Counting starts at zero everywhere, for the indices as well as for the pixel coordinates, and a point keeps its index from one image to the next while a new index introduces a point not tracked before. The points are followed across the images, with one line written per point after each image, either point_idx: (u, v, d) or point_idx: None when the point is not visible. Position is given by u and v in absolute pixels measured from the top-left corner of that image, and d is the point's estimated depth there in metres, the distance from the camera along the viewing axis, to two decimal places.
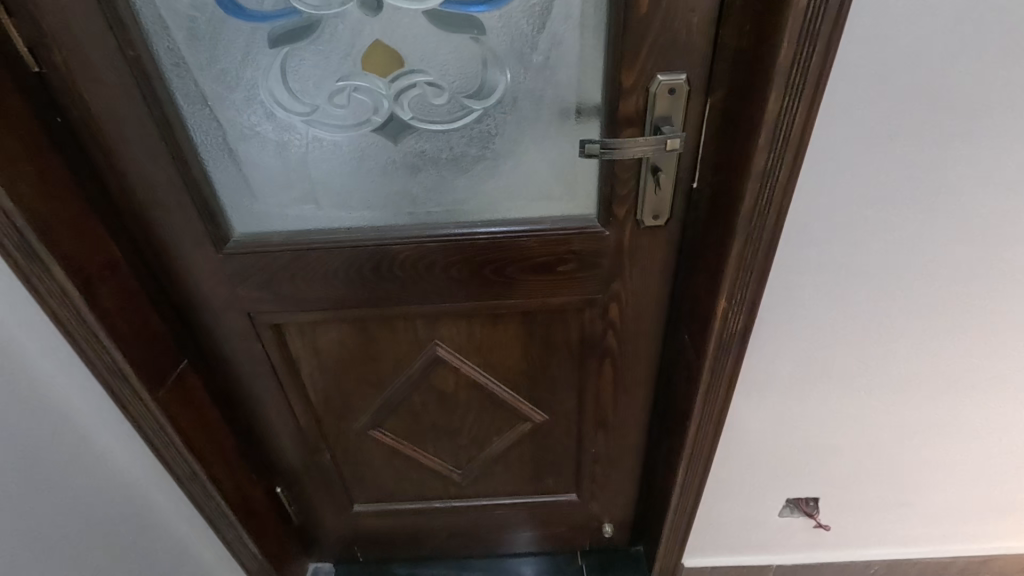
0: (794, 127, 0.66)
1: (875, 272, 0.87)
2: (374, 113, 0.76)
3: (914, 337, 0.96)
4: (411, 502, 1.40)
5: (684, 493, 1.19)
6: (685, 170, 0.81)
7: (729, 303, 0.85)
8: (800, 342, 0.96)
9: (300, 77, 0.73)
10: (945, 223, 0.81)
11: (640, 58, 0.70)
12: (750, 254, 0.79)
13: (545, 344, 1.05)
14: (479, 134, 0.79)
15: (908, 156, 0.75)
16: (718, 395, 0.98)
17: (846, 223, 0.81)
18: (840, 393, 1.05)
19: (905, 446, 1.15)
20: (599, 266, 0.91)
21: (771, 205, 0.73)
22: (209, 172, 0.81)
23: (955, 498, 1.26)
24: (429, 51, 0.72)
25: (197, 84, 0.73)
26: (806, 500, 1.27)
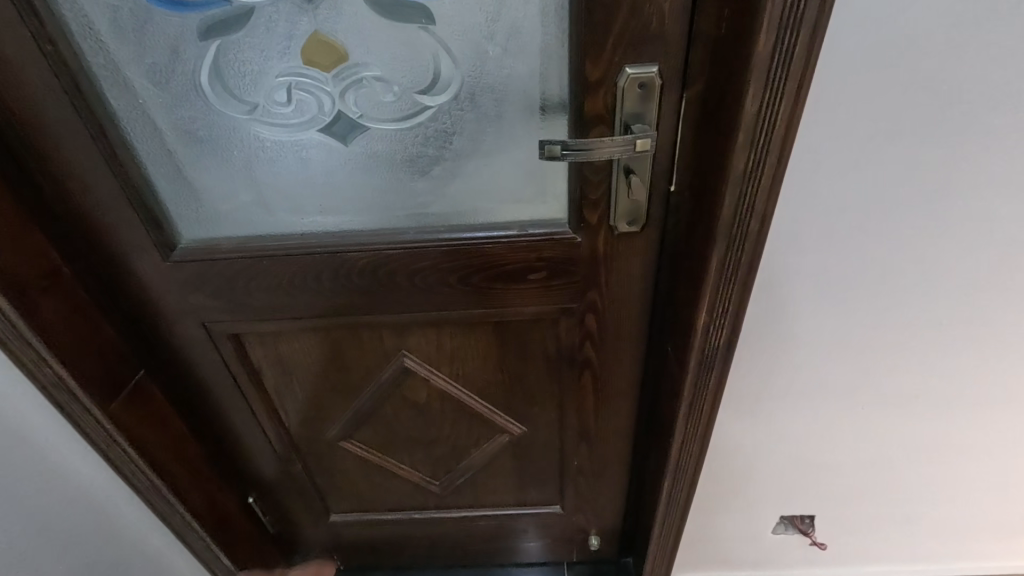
0: (777, 126, 0.59)
1: (873, 282, 0.79)
2: (319, 112, 0.70)
3: (917, 351, 0.88)
4: (390, 513, 1.35)
5: (672, 511, 1.12)
6: (663, 171, 0.74)
7: (710, 314, 0.78)
8: (791, 356, 0.89)
9: (237, 74, 0.67)
10: (951, 229, 0.73)
11: (606, 49, 0.63)
12: (732, 264, 0.72)
13: (520, 355, 0.99)
14: (435, 133, 0.72)
15: (909, 155, 0.67)
16: (703, 411, 0.92)
17: (841, 229, 0.74)
18: (835, 409, 0.98)
19: (907, 463, 1.08)
20: (572, 274, 0.85)
21: (753, 211, 0.66)
22: (149, 175, 0.76)
23: (961, 517, 1.19)
24: (375, 44, 0.66)
25: (128, 81, 0.68)
26: (802, 516, 1.20)
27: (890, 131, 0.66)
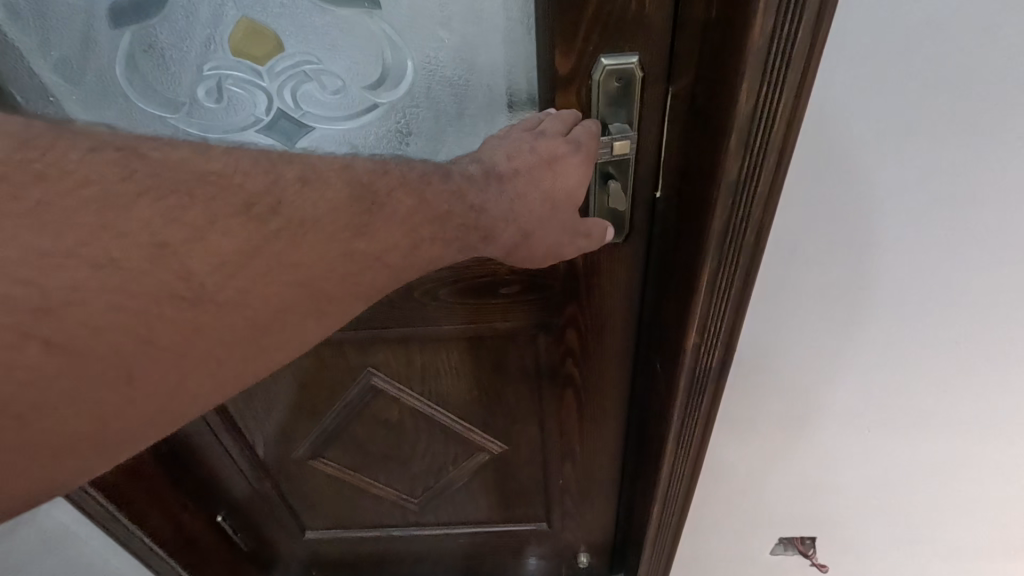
0: (777, 125, 0.50)
1: (887, 299, 0.70)
2: (255, 110, 0.61)
3: (937, 373, 0.79)
4: (368, 530, 1.28)
5: (662, 532, 1.05)
6: (646, 176, 0.65)
7: (701, 333, 0.70)
8: (791, 375, 0.81)
9: (159, 68, 0.59)
10: (982, 243, 0.63)
11: (577, 36, 0.55)
12: (725, 280, 0.63)
13: (497, 372, 0.91)
14: (389, 135, 0.63)
15: (933, 158, 0.58)
16: (694, 435, 0.83)
17: (848, 242, 0.65)
18: (840, 430, 0.90)
19: (920, 486, 1.00)
20: (549, 286, 0.78)
21: (749, 222, 0.58)
22: None
23: (981, 542, 1.10)
24: (313, 32, 0.57)
25: (35, 74, 0.59)
26: (803, 537, 1.13)
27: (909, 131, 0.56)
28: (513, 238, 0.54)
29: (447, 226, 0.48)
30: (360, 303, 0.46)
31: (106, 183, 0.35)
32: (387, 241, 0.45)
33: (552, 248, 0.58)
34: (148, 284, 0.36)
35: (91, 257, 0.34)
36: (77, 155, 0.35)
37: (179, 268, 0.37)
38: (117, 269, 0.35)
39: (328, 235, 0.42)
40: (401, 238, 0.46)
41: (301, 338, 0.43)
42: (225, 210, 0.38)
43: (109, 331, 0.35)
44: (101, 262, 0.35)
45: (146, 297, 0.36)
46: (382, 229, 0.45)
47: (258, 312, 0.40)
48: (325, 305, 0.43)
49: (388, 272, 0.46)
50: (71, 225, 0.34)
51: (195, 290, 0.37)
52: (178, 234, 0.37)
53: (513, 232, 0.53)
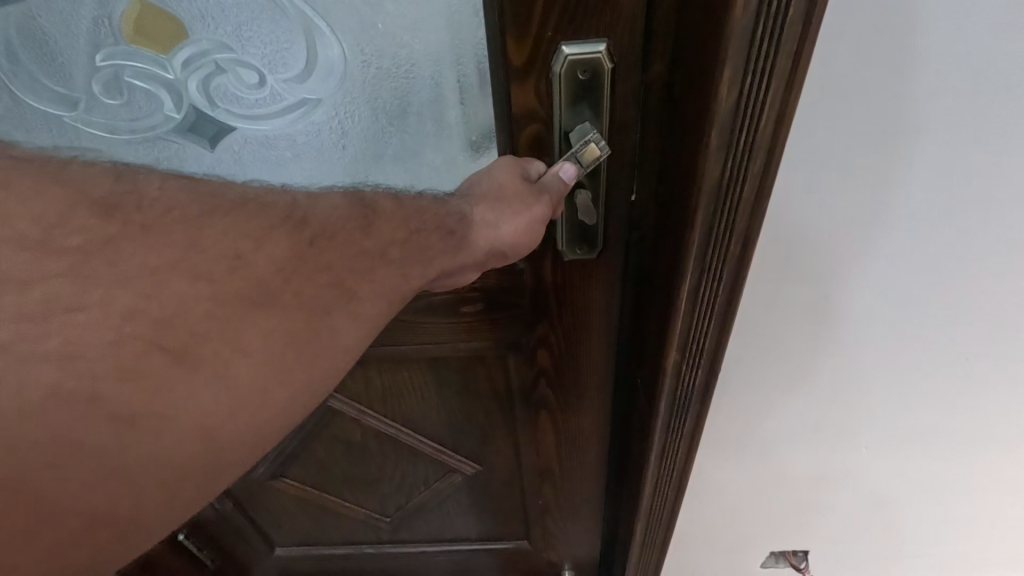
0: (765, 117, 0.41)
1: (898, 313, 0.60)
2: (163, 108, 0.53)
3: (949, 390, 0.69)
4: (341, 547, 1.21)
5: (646, 552, 0.97)
6: (619, 183, 0.56)
7: (682, 352, 0.60)
8: (787, 398, 0.72)
9: (42, 57, 0.49)
10: (1006, 246, 0.54)
11: (532, 20, 0.45)
12: (708, 296, 0.54)
13: (462, 391, 0.83)
14: (323, 135, 0.54)
15: (952, 155, 0.48)
16: (676, 458, 0.75)
17: (854, 250, 0.55)
18: (841, 452, 0.81)
19: (927, 506, 0.90)
20: (517, 305, 0.69)
21: (733, 230, 0.48)
22: None
23: (991, 558, 1.01)
24: (221, 16, 0.48)
25: None
26: (795, 550, 1.04)
27: (923, 125, 0.46)
28: (496, 215, 0.48)
29: (425, 219, 0.47)
30: (385, 303, 0.45)
31: (187, 206, 0.36)
32: (384, 238, 0.44)
33: (512, 248, 0.50)
34: (231, 291, 0.38)
35: (188, 270, 0.36)
36: (156, 181, 0.36)
37: (251, 276, 0.38)
38: (211, 280, 0.37)
39: (346, 233, 0.42)
40: (397, 233, 0.45)
41: (344, 344, 0.43)
42: (268, 224, 0.39)
43: (215, 338, 0.37)
44: (202, 272, 0.36)
45: (231, 303, 0.38)
46: (381, 225, 0.44)
47: (307, 313, 0.41)
48: (354, 300, 0.43)
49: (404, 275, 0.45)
50: (170, 242, 0.35)
51: (266, 296, 0.39)
52: (246, 244, 0.38)
53: (492, 211, 0.48)
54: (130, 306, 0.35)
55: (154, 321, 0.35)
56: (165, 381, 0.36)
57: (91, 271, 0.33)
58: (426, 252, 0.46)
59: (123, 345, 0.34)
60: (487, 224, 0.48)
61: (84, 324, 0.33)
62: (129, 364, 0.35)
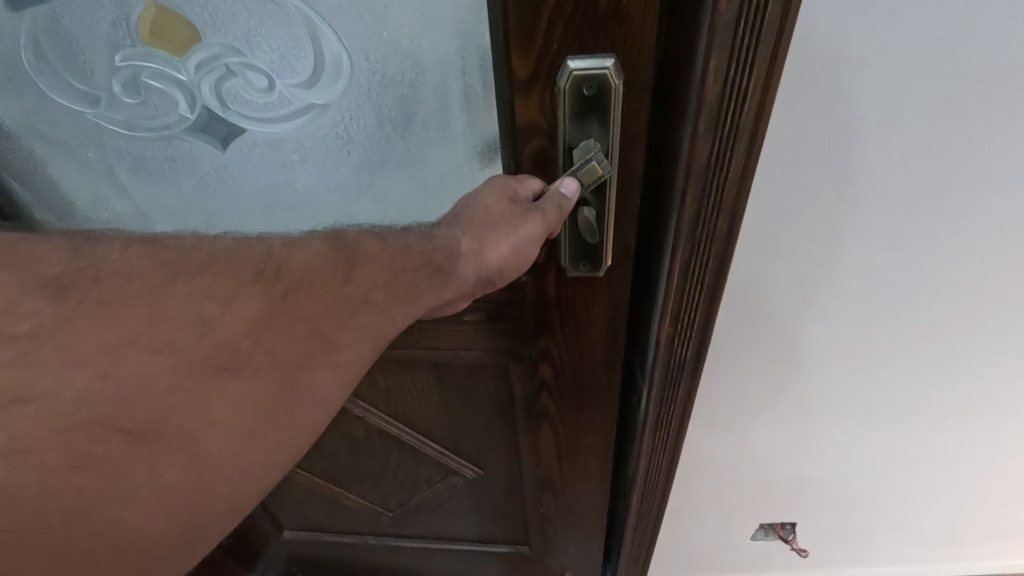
0: (750, 97, 0.40)
1: (880, 283, 0.62)
2: (177, 108, 0.54)
3: (932, 360, 0.70)
4: (346, 535, 1.23)
5: (636, 542, 0.95)
6: (626, 199, 0.53)
7: (674, 327, 0.57)
8: (775, 375, 0.72)
9: (67, 58, 0.52)
10: (977, 215, 0.56)
11: (537, 31, 0.43)
12: (696, 276, 0.52)
13: (465, 395, 0.82)
14: (328, 140, 0.55)
15: (919, 139, 0.51)
16: (667, 439, 0.73)
17: (831, 229, 0.57)
18: (831, 430, 0.81)
19: (915, 475, 0.89)
20: (519, 315, 0.69)
21: (721, 210, 0.47)
22: (22, 178, 0.61)
23: (972, 531, 1.02)
24: (230, 20, 0.48)
25: None
26: (783, 523, 1.00)
27: (891, 113, 0.49)
28: (481, 242, 0.48)
29: (410, 257, 0.46)
30: (369, 348, 0.45)
31: (147, 274, 0.36)
32: (368, 279, 0.44)
33: (501, 277, 0.50)
34: (197, 358, 0.37)
35: (147, 343, 0.35)
36: (116, 252, 0.36)
37: (220, 340, 0.38)
38: (173, 353, 0.36)
39: (323, 282, 0.42)
40: (380, 277, 0.44)
41: (325, 394, 0.43)
42: (239, 281, 0.38)
43: (180, 414, 0.36)
44: (161, 347, 0.35)
45: (199, 372, 0.37)
46: (364, 268, 0.43)
47: (280, 372, 0.40)
48: (335, 355, 0.43)
49: (389, 316, 0.45)
50: (126, 318, 0.35)
51: (237, 361, 0.38)
52: (213, 308, 0.37)
53: (477, 239, 0.48)
54: (80, 395, 0.33)
55: (108, 406, 0.34)
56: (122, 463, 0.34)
57: (38, 359, 0.32)
58: (412, 292, 0.46)
59: (74, 431, 0.33)
60: (474, 252, 0.48)
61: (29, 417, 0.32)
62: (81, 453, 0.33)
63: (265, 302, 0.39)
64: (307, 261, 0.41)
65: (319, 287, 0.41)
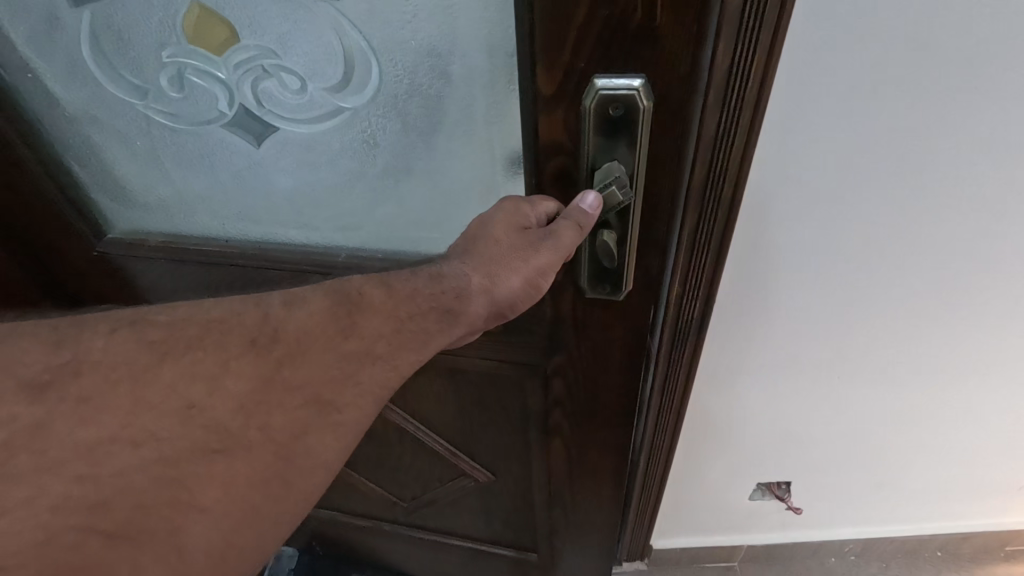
0: (754, 69, 0.44)
1: (868, 254, 0.63)
2: (217, 104, 0.56)
3: (914, 319, 0.71)
4: (360, 518, 1.23)
5: (645, 497, 1.01)
6: (652, 223, 0.51)
7: (683, 286, 0.62)
8: (771, 339, 0.74)
9: (120, 52, 0.54)
10: (965, 188, 0.57)
11: (564, 48, 0.42)
12: (704, 239, 0.57)
13: (479, 402, 0.82)
14: (356, 144, 0.55)
15: (910, 119, 0.52)
16: (675, 394, 0.77)
17: (830, 207, 0.59)
18: (823, 389, 0.82)
19: (901, 434, 0.91)
20: (534, 332, 0.67)
21: (725, 175, 0.51)
22: (77, 158, 0.65)
23: (956, 488, 1.04)
24: (267, 24, 0.49)
25: (29, 61, 0.57)
26: (778, 482, 1.03)
27: (876, 94, 0.50)
28: (492, 279, 0.47)
29: (417, 301, 0.46)
30: (372, 404, 0.45)
31: (131, 360, 0.39)
32: (372, 332, 0.45)
33: (510, 309, 0.49)
34: (185, 444, 0.38)
35: (129, 437, 0.37)
36: (99, 342, 0.39)
37: (209, 421, 0.39)
38: (157, 443, 0.37)
39: (317, 346, 0.43)
40: (387, 326, 0.45)
41: (323, 460, 0.43)
42: (240, 346, 0.41)
43: (167, 506, 0.37)
44: (144, 437, 0.37)
45: (185, 456, 0.38)
46: (364, 323, 0.45)
47: (276, 445, 0.41)
48: (334, 416, 0.43)
49: (393, 366, 0.46)
50: (110, 412, 0.37)
51: (227, 441, 0.39)
52: (199, 392, 0.39)
53: (488, 275, 0.47)
54: (60, 496, 0.34)
55: (90, 507, 0.35)
56: (106, 567, 0.35)
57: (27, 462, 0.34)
58: (420, 337, 0.46)
59: (54, 540, 0.34)
60: (484, 289, 0.47)
61: (6, 531, 0.33)
62: (57, 565, 0.34)
63: (261, 370, 0.41)
64: (304, 323, 0.44)
65: (314, 349, 0.43)
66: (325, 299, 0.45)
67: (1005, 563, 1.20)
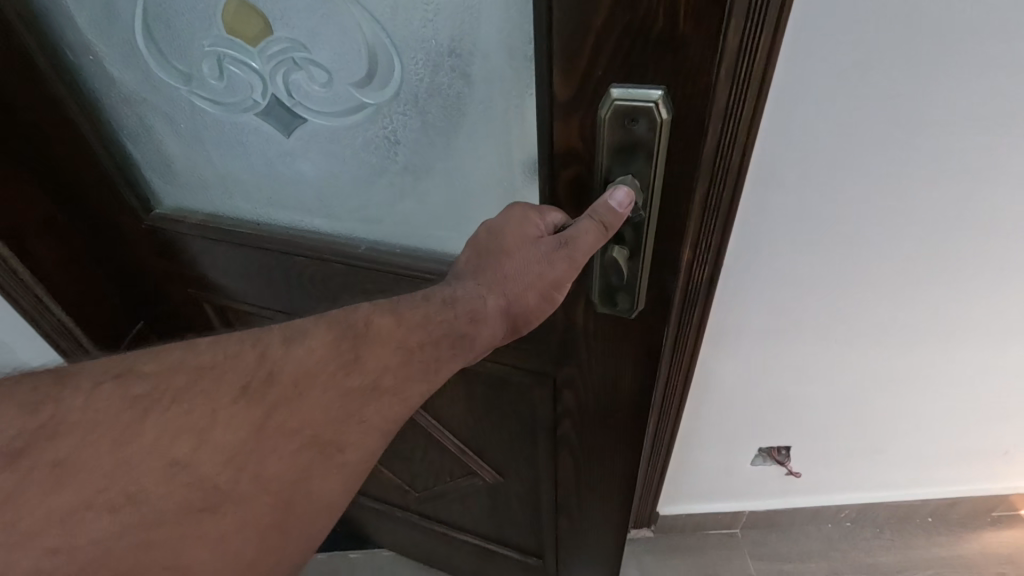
0: (762, 39, 0.38)
1: (863, 209, 0.63)
2: (252, 94, 0.58)
3: (913, 275, 0.71)
4: (373, 502, 1.24)
5: (650, 474, 1.02)
6: (669, 242, 0.48)
7: (693, 255, 0.59)
8: (769, 301, 0.74)
9: (168, 39, 0.57)
10: (961, 140, 0.57)
11: (581, 54, 0.40)
12: (711, 217, 0.54)
13: (489, 405, 0.82)
14: (379, 141, 0.56)
15: (911, 84, 0.53)
16: (682, 365, 0.77)
17: (833, 170, 0.60)
18: (823, 348, 0.81)
19: (900, 395, 0.91)
20: (548, 342, 0.65)
21: (735, 149, 0.49)
22: (129, 136, 0.69)
23: (952, 451, 1.04)
24: (295, 16, 0.50)
25: (93, 46, 0.62)
26: (778, 447, 1.01)
27: (869, 65, 0.51)
28: (507, 299, 0.47)
29: (428, 330, 0.45)
30: (380, 437, 0.44)
31: (111, 420, 0.36)
32: (379, 364, 0.44)
33: (527, 322, 0.49)
34: (170, 505, 0.36)
35: (105, 504, 0.34)
36: (80, 400, 0.36)
37: (192, 481, 0.37)
38: (136, 506, 0.35)
39: (320, 386, 0.42)
40: (393, 359, 0.44)
41: (326, 500, 0.42)
42: (234, 392, 0.39)
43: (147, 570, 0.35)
44: (121, 501, 0.35)
45: (170, 519, 0.36)
46: (369, 358, 0.43)
47: (275, 495, 0.40)
48: (337, 457, 0.42)
49: (400, 400, 0.45)
50: (90, 475, 0.35)
51: (213, 498, 0.37)
52: (183, 447, 0.37)
53: (505, 296, 0.47)
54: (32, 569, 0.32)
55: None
56: None
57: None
58: (432, 365, 0.46)
59: None
60: (500, 307, 0.47)
61: None
62: None
63: (257, 417, 0.39)
64: (303, 364, 0.42)
65: (308, 394, 0.41)
66: (329, 332, 0.44)
67: (993, 529, 1.20)
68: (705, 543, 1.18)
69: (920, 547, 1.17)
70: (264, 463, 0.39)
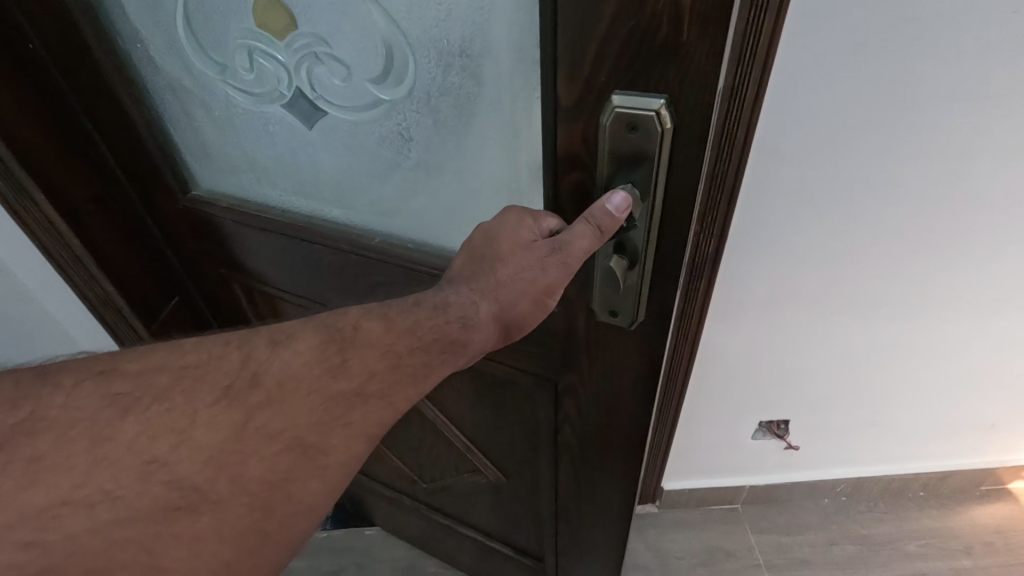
0: (765, 20, 0.41)
1: (860, 176, 0.64)
2: (279, 86, 0.60)
3: (910, 240, 0.70)
4: (383, 488, 1.27)
5: (651, 457, 1.03)
6: (671, 253, 0.47)
7: (700, 225, 0.60)
8: (769, 274, 0.74)
9: (205, 32, 0.60)
10: (946, 117, 0.59)
11: (584, 60, 0.39)
12: (718, 183, 0.56)
13: (492, 405, 0.82)
14: (394, 138, 0.57)
15: (907, 64, 0.54)
16: (687, 345, 0.78)
17: (831, 146, 0.61)
18: (823, 316, 0.80)
19: (907, 362, 0.87)
20: (550, 347, 0.64)
21: (738, 126, 0.51)
22: (171, 123, 0.74)
23: (948, 428, 1.02)
24: (318, 13, 0.52)
25: (142, 39, 0.66)
26: (778, 421, 0.98)
27: (862, 46, 0.53)
28: (501, 306, 0.47)
29: (419, 333, 0.46)
30: (366, 442, 0.45)
31: (94, 415, 0.38)
32: (366, 368, 0.45)
33: (522, 326, 0.50)
34: (146, 502, 0.37)
35: (82, 500, 0.36)
36: (61, 397, 0.38)
37: (171, 478, 0.38)
38: (112, 501, 0.37)
39: (304, 385, 0.43)
40: (380, 363, 0.45)
41: (309, 502, 0.42)
42: (218, 393, 0.41)
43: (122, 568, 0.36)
44: (98, 497, 0.36)
45: (145, 516, 0.37)
46: (355, 361, 0.45)
47: (261, 500, 0.40)
48: (320, 460, 0.42)
49: (386, 404, 0.45)
50: (67, 471, 0.36)
51: (190, 496, 0.38)
52: (163, 446, 0.39)
53: (498, 303, 0.47)
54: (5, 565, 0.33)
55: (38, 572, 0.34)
56: None
57: None
58: (421, 372, 0.46)
59: None
60: (492, 316, 0.48)
61: None
62: None
63: (239, 417, 0.41)
64: (286, 367, 0.43)
65: (293, 395, 0.43)
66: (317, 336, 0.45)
67: (983, 503, 1.15)
68: (708, 519, 1.15)
69: (915, 519, 1.13)
70: (246, 465, 0.40)
